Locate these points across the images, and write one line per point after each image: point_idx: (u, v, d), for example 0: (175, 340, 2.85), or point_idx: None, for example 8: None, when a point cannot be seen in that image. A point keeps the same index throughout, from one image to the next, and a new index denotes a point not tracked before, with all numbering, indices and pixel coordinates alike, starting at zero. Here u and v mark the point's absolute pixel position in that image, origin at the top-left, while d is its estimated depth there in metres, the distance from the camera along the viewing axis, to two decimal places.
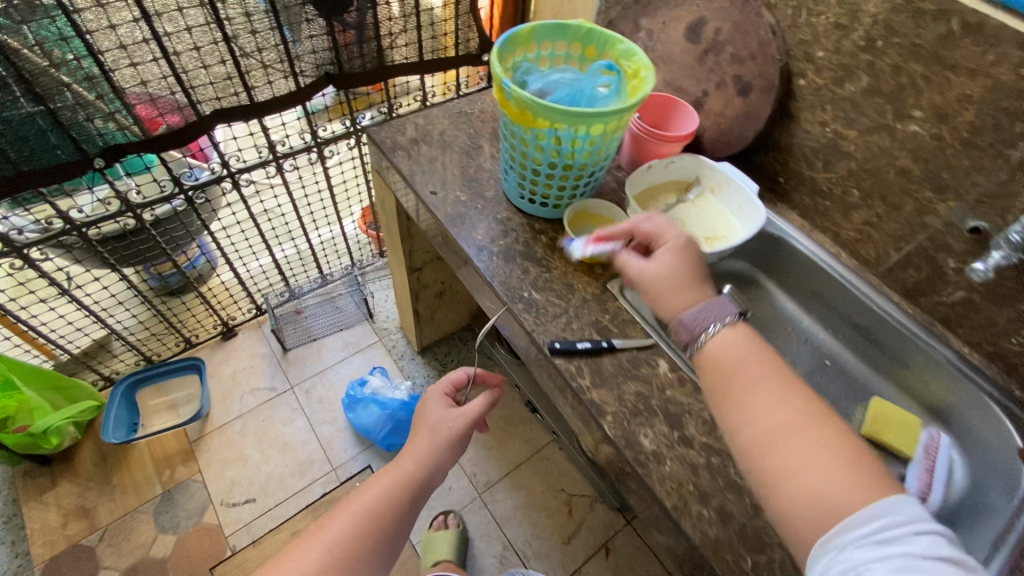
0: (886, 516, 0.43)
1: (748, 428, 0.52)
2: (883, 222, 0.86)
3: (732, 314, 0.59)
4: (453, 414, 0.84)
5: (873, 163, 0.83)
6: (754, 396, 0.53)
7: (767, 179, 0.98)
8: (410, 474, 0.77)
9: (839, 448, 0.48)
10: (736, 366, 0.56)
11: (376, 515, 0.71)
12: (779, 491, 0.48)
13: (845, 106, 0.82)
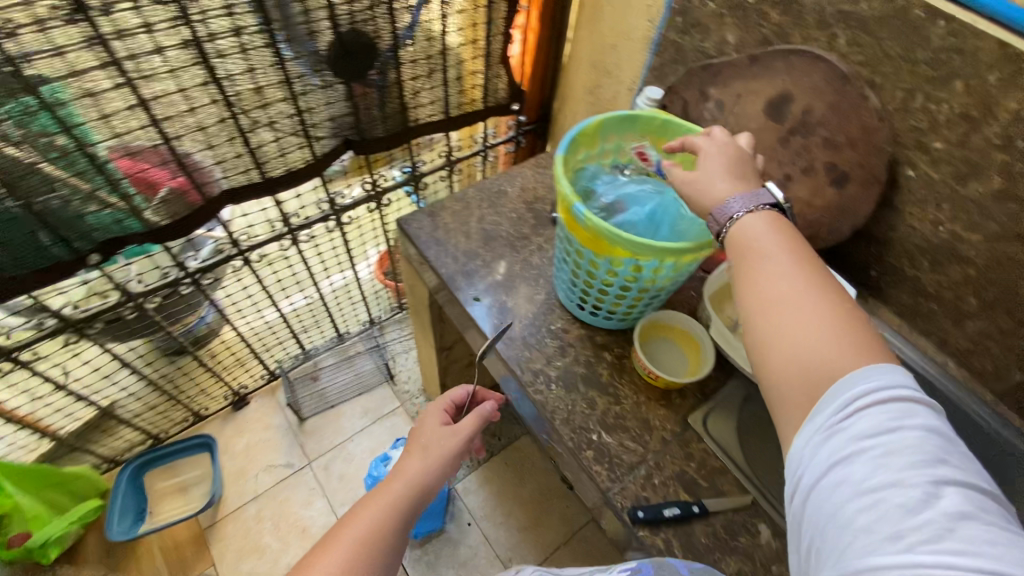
0: (857, 388, 0.40)
1: (759, 311, 0.47)
2: (1005, 338, 0.74)
3: (768, 206, 0.52)
4: (447, 430, 0.76)
5: (1000, 273, 0.70)
6: (772, 288, 0.47)
7: (856, 270, 0.86)
8: (403, 500, 0.66)
9: (852, 346, 0.43)
10: (761, 241, 0.49)
11: (365, 553, 0.59)
12: (787, 392, 0.44)
13: (967, 206, 0.70)
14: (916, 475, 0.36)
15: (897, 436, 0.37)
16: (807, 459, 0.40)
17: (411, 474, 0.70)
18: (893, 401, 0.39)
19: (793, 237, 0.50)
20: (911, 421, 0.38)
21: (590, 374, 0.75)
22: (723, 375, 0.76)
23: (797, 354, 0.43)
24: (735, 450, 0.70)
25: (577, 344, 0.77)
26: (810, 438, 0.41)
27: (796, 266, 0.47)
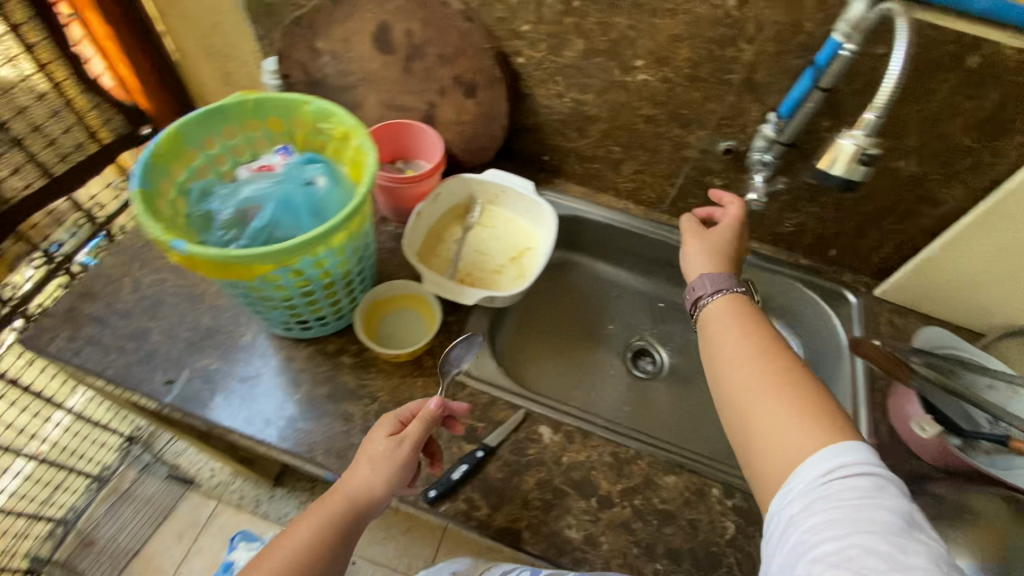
0: (839, 463, 0.43)
1: (722, 377, 0.56)
2: (650, 167, 0.86)
3: (735, 287, 0.64)
4: (389, 445, 0.54)
5: (620, 118, 0.80)
6: (728, 359, 0.56)
7: (534, 160, 0.92)
8: (303, 559, 0.49)
9: (814, 416, 0.48)
10: (722, 326, 0.60)
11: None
12: (750, 427, 0.50)
13: (572, 72, 0.76)
14: (880, 521, 0.40)
15: (854, 485, 0.42)
16: (793, 509, 0.43)
17: (330, 517, 0.52)
18: (849, 457, 0.43)
19: (754, 321, 0.59)
20: (870, 478, 0.42)
21: (337, 387, 0.69)
22: (461, 316, 0.76)
23: (751, 394, 0.52)
24: (495, 375, 0.72)
25: (310, 365, 0.70)
26: (795, 497, 0.44)
27: (748, 349, 0.56)
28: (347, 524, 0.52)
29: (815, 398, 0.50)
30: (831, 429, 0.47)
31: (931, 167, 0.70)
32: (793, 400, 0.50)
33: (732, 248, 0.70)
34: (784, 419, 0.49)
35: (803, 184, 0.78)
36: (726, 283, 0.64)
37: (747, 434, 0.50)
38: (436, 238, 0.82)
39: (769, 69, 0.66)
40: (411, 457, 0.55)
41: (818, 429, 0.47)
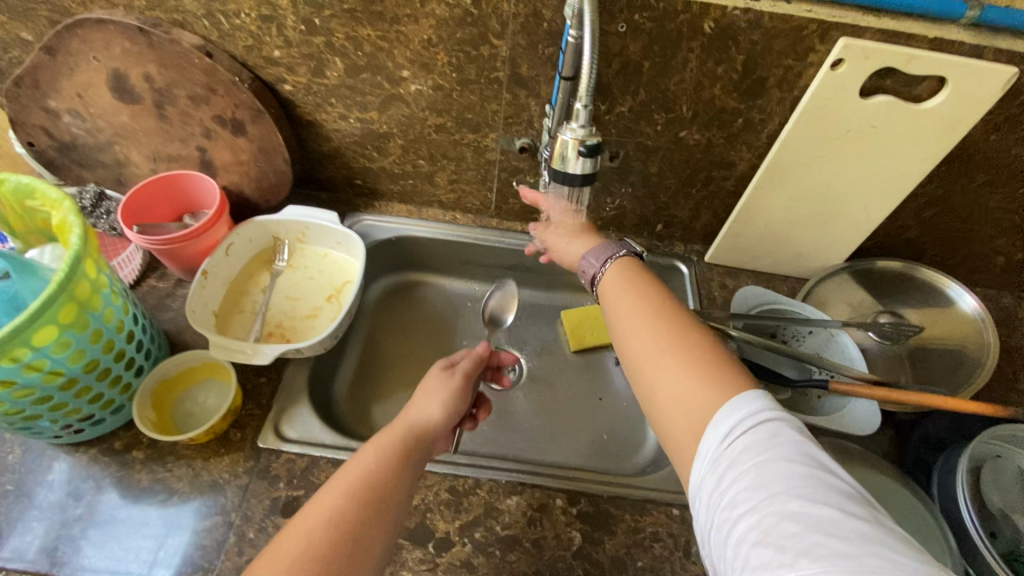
0: (744, 419, 0.40)
1: (625, 348, 0.51)
2: (462, 175, 0.81)
3: (620, 251, 0.59)
4: (443, 376, 0.63)
5: (412, 131, 0.75)
6: (627, 325, 0.51)
7: (347, 187, 0.86)
8: (374, 477, 0.49)
9: (715, 373, 0.44)
10: (619, 294, 0.55)
11: (327, 564, 0.42)
12: (658, 398, 0.46)
13: (344, 93, 0.71)
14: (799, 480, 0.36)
15: (767, 442, 0.38)
16: (706, 476, 0.39)
17: (391, 443, 0.53)
18: (753, 411, 0.40)
19: (645, 282, 0.55)
20: (771, 426, 0.39)
21: (129, 486, 0.60)
22: (274, 373, 0.70)
23: (652, 362, 0.47)
24: (319, 432, 0.67)
25: (96, 468, 0.62)
26: (708, 461, 0.40)
27: (642, 311, 0.51)
28: (412, 445, 0.54)
29: (712, 356, 0.46)
30: (731, 383, 0.43)
31: (712, 133, 0.71)
32: (690, 361, 0.45)
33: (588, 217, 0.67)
34: (684, 380, 0.44)
35: (608, 167, 0.77)
36: (609, 254, 0.59)
37: (656, 401, 0.46)
38: (239, 293, 0.75)
39: (530, 61, 0.64)
40: (464, 382, 0.64)
41: (722, 387, 0.43)
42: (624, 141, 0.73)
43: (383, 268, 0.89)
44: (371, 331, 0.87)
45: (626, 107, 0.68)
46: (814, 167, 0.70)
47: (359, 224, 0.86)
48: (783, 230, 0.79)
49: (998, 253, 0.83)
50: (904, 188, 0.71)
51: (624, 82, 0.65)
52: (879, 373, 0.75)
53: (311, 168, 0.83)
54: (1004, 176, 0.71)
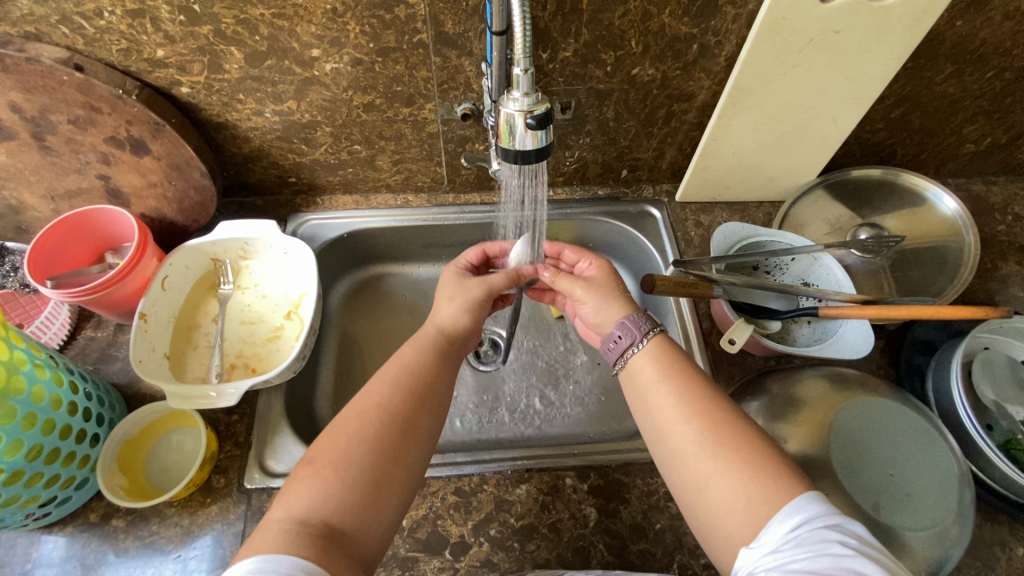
0: (821, 513, 0.37)
1: (663, 442, 0.48)
2: (405, 153, 0.74)
3: (652, 323, 0.55)
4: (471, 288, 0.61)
5: (339, 116, 0.67)
6: (664, 421, 0.48)
7: (282, 188, 0.78)
8: (417, 367, 0.52)
9: (767, 473, 0.41)
10: (650, 383, 0.51)
11: (382, 440, 0.44)
12: (707, 500, 0.43)
13: (251, 85, 0.62)
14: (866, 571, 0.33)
15: (832, 535, 0.36)
16: (767, 549, 0.37)
17: (427, 341, 0.56)
18: (821, 508, 0.38)
19: (680, 367, 0.51)
20: (845, 527, 0.36)
21: (116, 560, 0.56)
22: (246, 408, 0.65)
23: (698, 460, 0.44)
24: None
25: (74, 546, 0.56)
26: (772, 538, 0.38)
27: (682, 405, 0.48)
28: (449, 345, 0.56)
29: (762, 452, 0.43)
30: (790, 486, 0.40)
31: (667, 65, 0.65)
32: (742, 460, 0.43)
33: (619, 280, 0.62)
34: (736, 483, 0.42)
35: (561, 120, 0.71)
36: (641, 325, 0.55)
37: (704, 502, 0.43)
38: (188, 329, 0.69)
39: (454, 16, 0.56)
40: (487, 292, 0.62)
41: (781, 490, 0.40)
42: (574, 88, 0.66)
43: (341, 268, 0.83)
44: (344, 336, 0.82)
45: (571, 51, 0.61)
46: (778, 85, 0.65)
47: (306, 226, 0.78)
48: (752, 156, 0.75)
49: (967, 141, 0.81)
50: (872, 92, 0.66)
51: (564, 23, 0.58)
52: (863, 287, 0.74)
53: (237, 174, 0.75)
54: (971, 62, 0.68)
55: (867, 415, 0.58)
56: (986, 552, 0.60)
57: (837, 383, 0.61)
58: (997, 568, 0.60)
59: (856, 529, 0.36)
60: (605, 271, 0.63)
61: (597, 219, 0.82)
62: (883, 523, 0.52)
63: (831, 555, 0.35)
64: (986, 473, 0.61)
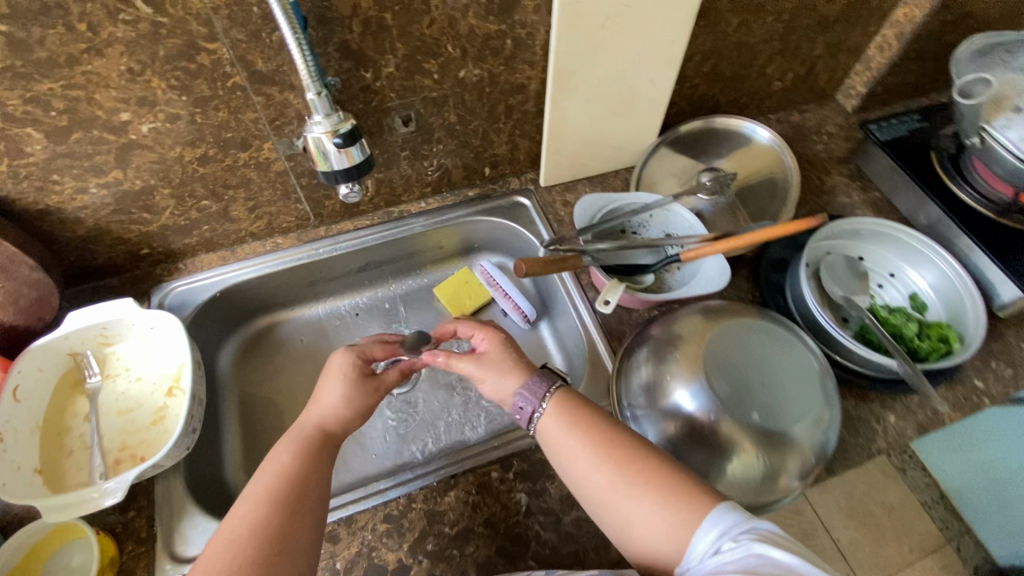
0: (738, 522, 0.42)
1: (584, 488, 0.50)
2: (259, 197, 0.72)
3: (550, 386, 0.56)
4: (367, 384, 0.58)
5: (174, 175, 0.64)
6: (581, 469, 0.50)
7: (135, 262, 0.74)
8: (286, 479, 0.49)
9: (681, 501, 0.45)
10: (561, 438, 0.53)
11: (248, 565, 0.42)
12: (636, 541, 0.46)
13: (63, 162, 0.58)
14: (777, 557, 0.38)
15: (748, 534, 0.41)
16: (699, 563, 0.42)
17: (303, 442, 0.53)
18: (736, 516, 0.43)
19: (584, 414, 0.53)
20: (757, 529, 0.41)
21: None
22: (142, 500, 0.60)
23: (619, 501, 0.47)
24: None
25: None
26: (702, 550, 0.42)
27: (593, 453, 0.50)
28: (322, 450, 0.53)
29: (675, 477, 0.47)
30: (703, 503, 0.45)
31: (489, 63, 0.68)
32: (654, 491, 0.46)
33: (514, 352, 0.60)
34: (658, 516, 0.45)
35: (407, 134, 0.72)
36: (540, 390, 0.56)
37: (634, 541, 0.46)
38: (59, 436, 0.63)
39: (262, 54, 0.56)
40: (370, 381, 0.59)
41: (695, 509, 0.44)
42: (409, 101, 0.68)
43: (225, 328, 0.80)
44: (243, 397, 0.79)
45: (392, 66, 0.63)
46: (593, 62, 0.70)
47: (173, 295, 0.74)
48: (595, 130, 0.80)
49: (773, 79, 0.91)
50: (676, 53, 0.73)
51: (375, 41, 0.60)
52: (718, 225, 0.81)
53: (79, 259, 0.70)
54: (752, 12, 0.76)
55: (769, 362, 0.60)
56: (865, 427, 0.68)
57: (709, 314, 0.66)
58: (876, 438, 0.68)
59: (766, 526, 0.41)
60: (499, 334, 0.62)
61: (473, 220, 0.85)
62: (770, 430, 0.58)
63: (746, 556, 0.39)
64: (847, 360, 0.70)
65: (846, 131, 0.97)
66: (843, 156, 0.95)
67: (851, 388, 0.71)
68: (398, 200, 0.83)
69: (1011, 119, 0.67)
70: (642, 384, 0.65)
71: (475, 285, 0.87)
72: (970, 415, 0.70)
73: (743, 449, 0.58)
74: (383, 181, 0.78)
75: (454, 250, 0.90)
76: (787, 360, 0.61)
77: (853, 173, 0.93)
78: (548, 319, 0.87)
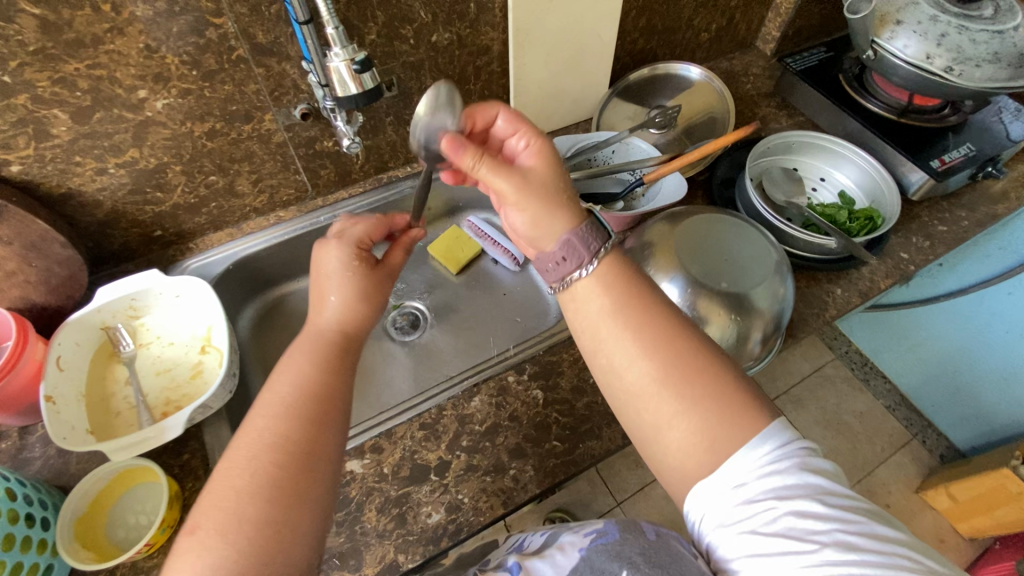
0: (771, 449, 0.43)
1: (620, 378, 0.48)
2: (262, 170, 0.78)
3: (600, 241, 0.51)
4: (367, 270, 0.61)
5: (185, 151, 0.71)
6: (620, 359, 0.48)
7: (149, 245, 0.79)
8: (311, 388, 0.49)
9: (728, 417, 0.44)
10: (602, 323, 0.50)
11: (272, 482, 0.42)
12: (664, 441, 0.46)
13: (86, 143, 0.64)
14: (808, 485, 0.41)
15: (783, 462, 0.42)
16: (732, 489, 0.42)
17: (321, 341, 0.55)
18: (770, 442, 0.43)
19: (637, 296, 0.50)
20: (789, 456, 0.43)
21: None
22: (194, 444, 0.65)
23: (658, 397, 0.46)
24: None
25: None
26: (734, 477, 0.42)
27: (638, 344, 0.48)
28: (343, 347, 0.55)
29: (726, 390, 0.46)
30: (750, 424, 0.44)
31: (457, 27, 0.77)
32: (700, 398, 0.45)
33: (560, 180, 0.53)
34: (698, 423, 0.44)
35: (389, 98, 0.80)
36: (590, 245, 0.51)
37: (661, 441, 0.46)
38: (105, 400, 0.67)
39: (262, 26, 0.63)
40: (372, 268, 0.62)
41: (743, 429, 0.44)
42: (390, 66, 0.76)
43: (240, 302, 0.85)
44: (266, 360, 0.84)
45: (374, 34, 0.71)
46: (546, 20, 0.80)
47: (189, 271, 0.80)
48: (554, 84, 0.90)
49: (701, 31, 1.04)
50: (615, 8, 0.85)
51: (359, 10, 0.68)
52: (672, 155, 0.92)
53: (97, 244, 0.74)
54: None
55: (741, 249, 0.71)
56: (818, 301, 0.80)
57: (673, 219, 0.76)
58: (828, 307, 0.79)
59: (794, 451, 0.43)
60: (548, 167, 0.53)
61: None
62: (738, 303, 0.68)
63: (782, 484, 0.41)
64: (796, 247, 0.81)
65: (768, 71, 1.11)
66: (769, 91, 1.08)
67: (802, 273, 0.83)
68: (385, 166, 0.91)
69: (895, 31, 0.81)
70: None
71: (465, 237, 0.96)
72: (901, 279, 0.83)
73: (717, 319, 0.68)
74: (372, 148, 0.86)
75: (441, 210, 0.98)
76: (755, 265, 0.70)
77: (780, 104, 1.06)
78: None
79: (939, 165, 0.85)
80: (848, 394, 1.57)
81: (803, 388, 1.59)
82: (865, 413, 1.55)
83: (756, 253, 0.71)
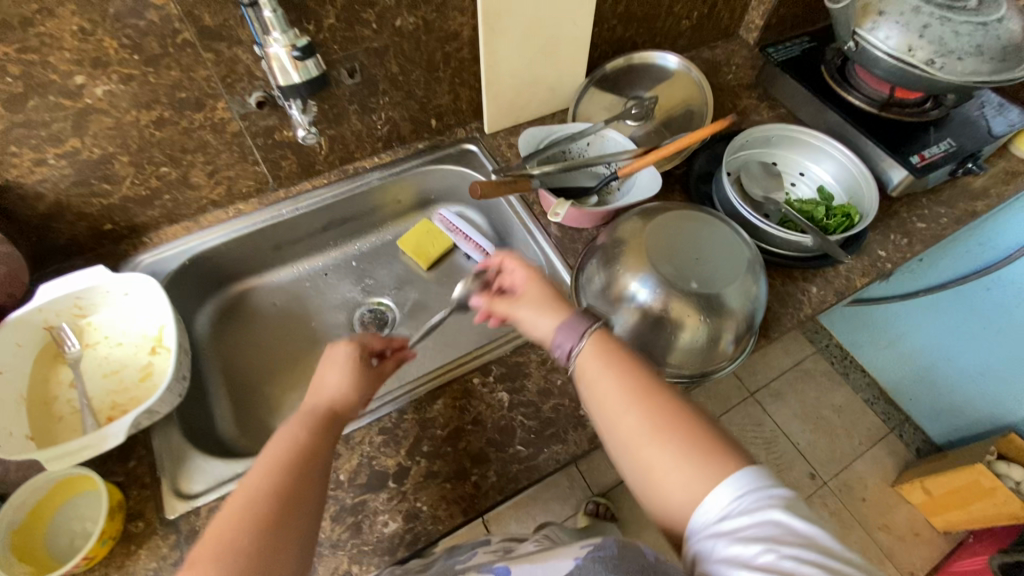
0: (755, 489, 0.41)
1: (612, 431, 0.49)
2: (218, 161, 0.75)
3: (590, 321, 0.55)
4: (368, 372, 0.59)
5: (132, 141, 0.67)
6: (611, 409, 0.49)
7: (98, 239, 0.75)
8: (300, 443, 0.50)
9: (710, 459, 0.44)
10: (596, 376, 0.52)
11: (259, 523, 0.42)
12: (659, 487, 0.45)
13: (21, 133, 0.60)
14: (795, 527, 0.39)
15: (765, 501, 0.40)
16: (713, 531, 0.40)
17: (310, 411, 0.54)
18: (751, 481, 0.42)
19: (619, 355, 0.53)
20: (772, 496, 0.41)
21: None
22: (141, 450, 0.62)
23: (643, 448, 0.46)
24: (225, 469, 0.62)
25: None
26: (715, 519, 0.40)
27: (626, 393, 0.49)
28: (332, 419, 0.54)
29: (708, 436, 0.45)
30: (729, 465, 0.43)
31: (423, 11, 0.73)
32: (682, 442, 0.45)
33: (550, 285, 0.61)
34: (681, 467, 0.44)
35: (352, 86, 0.77)
36: (580, 328, 0.55)
37: (653, 488, 0.45)
38: (48, 404, 0.64)
39: (209, 9, 0.59)
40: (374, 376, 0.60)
41: (720, 470, 0.43)
42: (352, 52, 0.73)
43: (198, 298, 0.82)
44: (226, 358, 0.81)
45: (332, 18, 0.68)
46: (517, 5, 0.77)
47: (142, 267, 0.76)
48: (527, 73, 0.87)
49: (682, 18, 1.01)
50: None
51: None
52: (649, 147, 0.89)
53: (41, 238, 0.71)
54: None
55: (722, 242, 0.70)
56: (793, 300, 0.78)
57: (648, 215, 0.73)
58: (803, 307, 0.78)
59: (778, 491, 0.41)
60: (535, 279, 0.61)
61: (428, 168, 0.90)
62: (711, 304, 0.66)
63: (767, 524, 0.39)
64: (772, 245, 0.79)
65: (750, 61, 1.09)
66: (751, 82, 1.05)
67: (778, 270, 0.81)
68: (352, 157, 0.87)
69: (877, 22, 0.79)
70: (598, 288, 0.72)
71: (436, 232, 0.93)
72: (877, 278, 0.81)
73: (688, 321, 0.67)
74: (336, 138, 0.82)
75: (412, 203, 0.95)
76: (736, 265, 0.68)
77: (761, 96, 1.03)
78: (508, 256, 0.93)
79: (918, 161, 0.83)
80: (828, 387, 1.57)
81: (784, 382, 1.58)
82: (843, 407, 1.55)
83: (729, 248, 0.69)
